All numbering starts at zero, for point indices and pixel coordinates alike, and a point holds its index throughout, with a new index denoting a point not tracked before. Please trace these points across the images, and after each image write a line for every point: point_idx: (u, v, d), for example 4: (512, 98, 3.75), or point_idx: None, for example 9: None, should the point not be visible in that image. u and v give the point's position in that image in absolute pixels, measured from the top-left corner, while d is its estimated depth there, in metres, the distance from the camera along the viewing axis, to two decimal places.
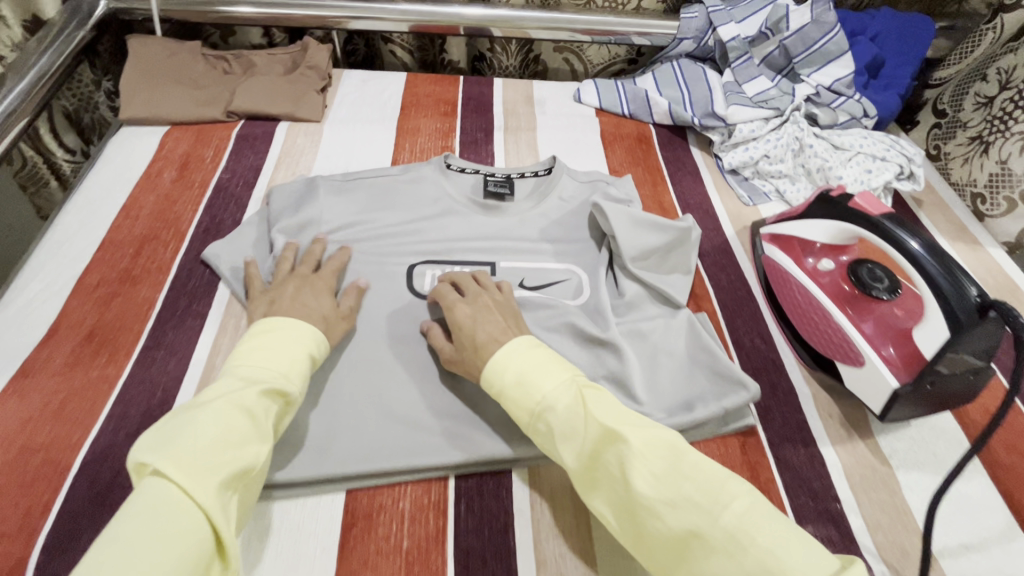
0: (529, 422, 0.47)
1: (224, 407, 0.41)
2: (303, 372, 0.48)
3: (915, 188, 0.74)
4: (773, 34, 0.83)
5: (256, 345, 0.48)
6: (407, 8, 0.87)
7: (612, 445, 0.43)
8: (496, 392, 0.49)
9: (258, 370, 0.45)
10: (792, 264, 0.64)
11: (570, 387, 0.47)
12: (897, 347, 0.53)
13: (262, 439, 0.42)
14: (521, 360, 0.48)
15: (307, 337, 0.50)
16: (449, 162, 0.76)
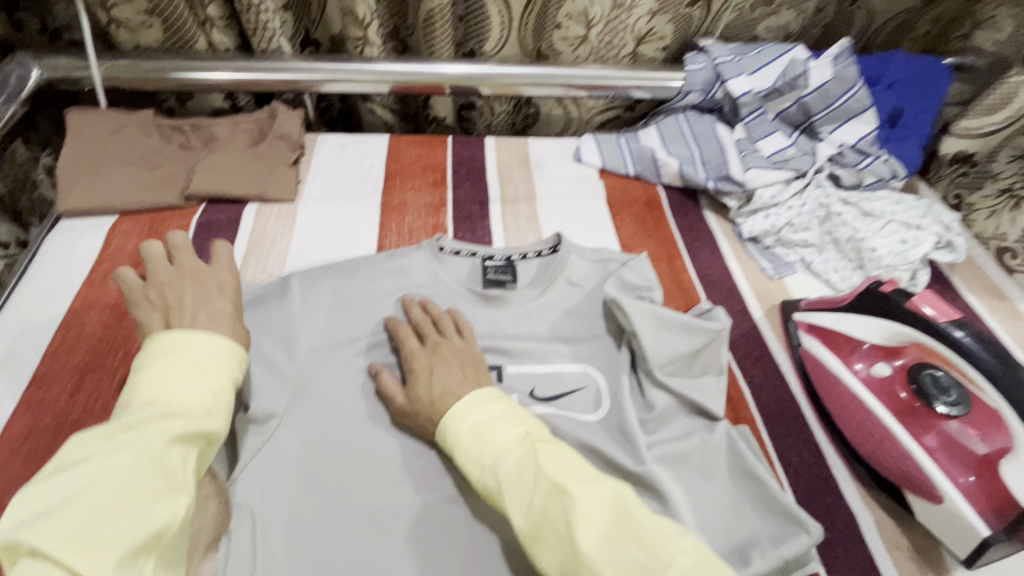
0: (480, 479, 0.44)
1: (126, 458, 0.31)
2: (227, 404, 0.39)
3: (955, 259, 0.68)
4: (790, 90, 0.76)
5: (167, 368, 0.37)
6: (387, 68, 0.80)
7: (556, 500, 0.40)
8: (450, 443, 0.47)
9: (170, 401, 0.35)
10: (841, 367, 0.57)
11: (521, 442, 0.44)
12: (978, 479, 0.48)
13: (179, 493, 0.33)
14: (479, 412, 0.47)
15: (227, 356, 0.41)
16: (442, 244, 0.67)
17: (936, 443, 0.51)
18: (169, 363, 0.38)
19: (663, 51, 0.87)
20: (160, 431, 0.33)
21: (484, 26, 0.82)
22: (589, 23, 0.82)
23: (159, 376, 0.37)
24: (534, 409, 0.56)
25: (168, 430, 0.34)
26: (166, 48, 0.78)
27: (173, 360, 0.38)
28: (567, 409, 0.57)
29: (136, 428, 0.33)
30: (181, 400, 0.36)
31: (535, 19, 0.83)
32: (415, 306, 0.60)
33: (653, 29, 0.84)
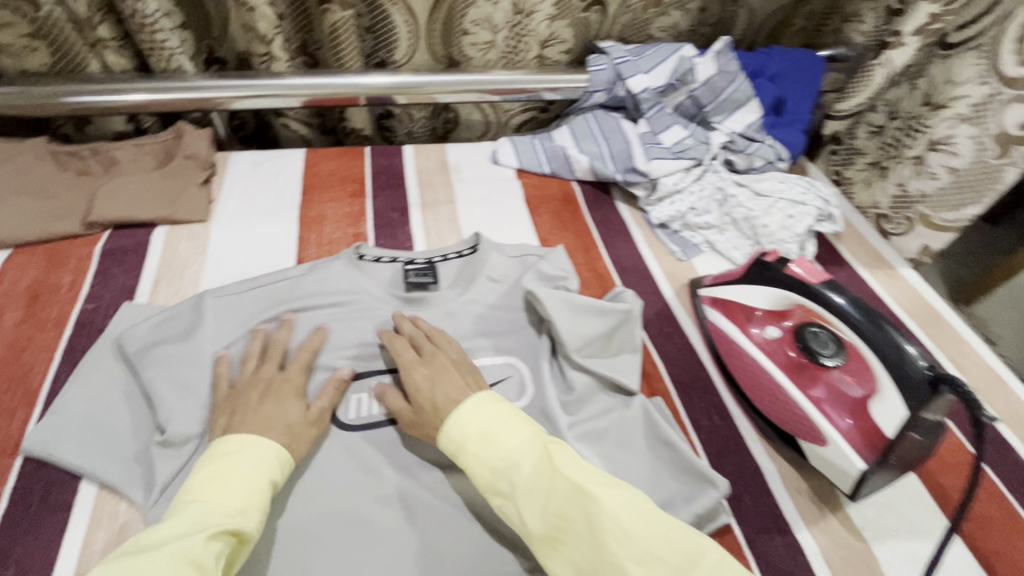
0: (490, 482, 0.45)
1: (168, 560, 0.36)
2: (263, 505, 0.43)
3: (836, 229, 0.75)
4: (681, 85, 0.82)
5: (215, 471, 0.44)
6: (297, 83, 0.80)
7: (576, 501, 0.41)
8: (456, 447, 0.47)
9: (211, 507, 0.41)
10: (737, 333, 0.62)
11: (533, 445, 0.45)
12: (855, 420, 0.52)
13: None
14: (486, 416, 0.47)
15: (272, 459, 0.46)
16: (362, 252, 0.68)
17: (824, 393, 0.55)
18: (223, 462, 0.44)
19: (567, 54, 0.92)
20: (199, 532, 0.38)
21: (391, 34, 0.83)
22: (495, 29, 0.86)
23: (210, 480, 0.43)
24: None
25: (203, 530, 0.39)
26: (56, 74, 0.75)
27: (225, 459, 0.45)
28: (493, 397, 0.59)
29: (179, 534, 0.38)
30: (220, 504, 0.41)
31: (442, 27, 0.85)
32: (409, 326, 0.60)
33: (554, 33, 0.89)
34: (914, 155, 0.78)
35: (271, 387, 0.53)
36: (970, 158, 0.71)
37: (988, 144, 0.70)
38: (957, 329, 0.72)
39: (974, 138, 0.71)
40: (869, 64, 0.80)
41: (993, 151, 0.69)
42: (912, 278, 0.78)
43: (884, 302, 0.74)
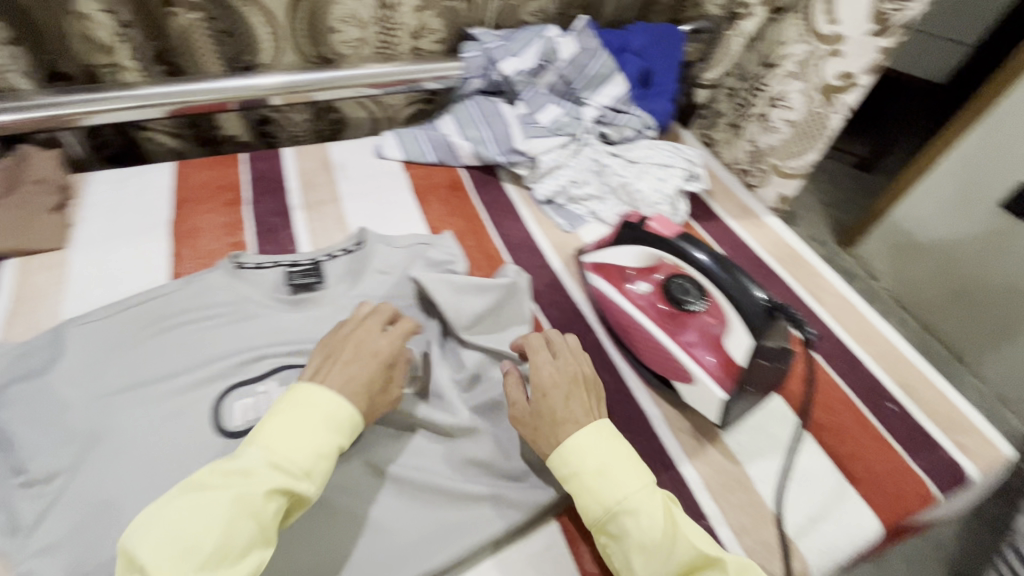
0: (601, 519, 0.46)
1: (230, 509, 0.38)
2: (326, 470, 0.43)
3: (701, 187, 0.82)
4: (550, 64, 0.85)
5: (288, 422, 0.43)
6: (153, 93, 0.76)
7: (699, 568, 0.43)
8: (570, 473, 0.48)
9: (279, 461, 0.41)
10: (615, 292, 0.65)
11: (654, 496, 0.46)
12: (716, 356, 0.57)
13: (265, 542, 0.39)
14: (607, 452, 0.48)
15: (342, 420, 0.45)
16: (241, 261, 0.66)
17: (695, 337, 0.59)
18: (294, 413, 0.43)
19: (440, 43, 0.93)
20: (262, 485, 0.40)
21: (252, 43, 0.81)
22: (363, 24, 0.85)
23: (283, 430, 0.43)
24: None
25: (266, 487, 0.40)
26: None
27: (299, 409, 0.44)
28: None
29: (248, 475, 0.40)
30: (287, 458, 0.42)
31: (306, 27, 0.82)
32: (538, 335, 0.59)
33: (423, 24, 0.89)
34: (758, 113, 0.89)
35: (366, 348, 0.51)
36: (803, 109, 0.83)
37: (815, 95, 0.81)
38: (814, 265, 0.80)
39: (804, 92, 0.82)
40: (729, 34, 0.93)
41: (819, 101, 0.81)
42: (775, 224, 0.86)
43: (751, 249, 0.82)
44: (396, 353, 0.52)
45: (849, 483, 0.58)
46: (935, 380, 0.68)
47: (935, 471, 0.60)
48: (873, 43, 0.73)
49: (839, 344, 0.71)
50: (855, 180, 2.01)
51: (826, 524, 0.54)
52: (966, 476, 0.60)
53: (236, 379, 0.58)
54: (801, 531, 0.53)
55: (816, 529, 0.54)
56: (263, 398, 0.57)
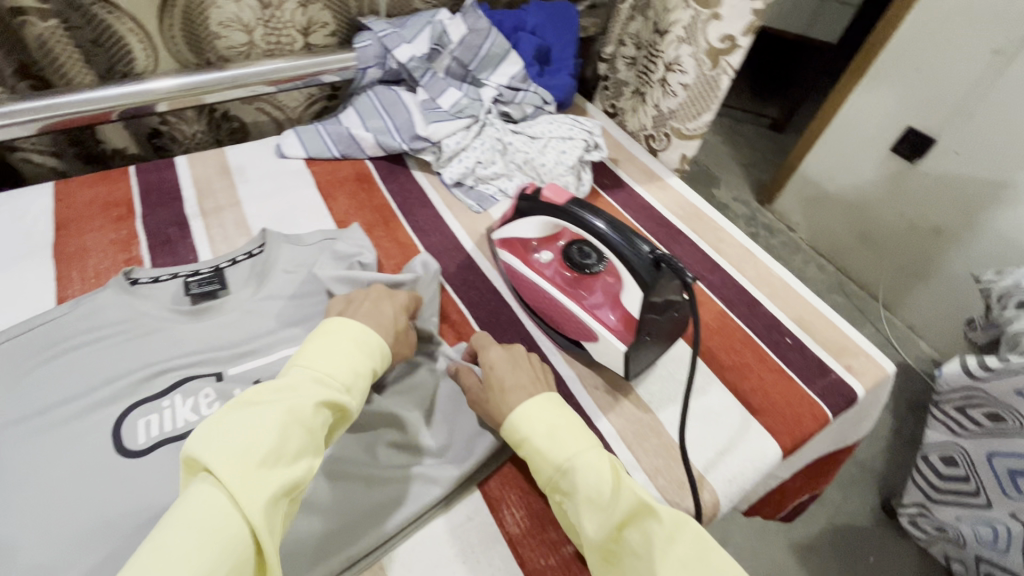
0: (553, 478, 0.48)
1: (287, 412, 0.41)
2: (362, 389, 0.48)
3: (602, 156, 0.85)
4: (442, 48, 0.85)
5: (327, 348, 0.48)
6: (17, 108, 0.70)
7: (643, 516, 0.44)
8: (522, 439, 0.50)
9: (324, 378, 0.46)
10: (521, 264, 0.66)
11: (601, 456, 0.48)
12: (616, 313, 0.60)
13: (314, 450, 0.42)
14: (556, 417, 0.50)
15: (373, 349, 0.51)
16: (135, 276, 0.64)
17: (600, 297, 0.62)
18: (334, 339, 0.49)
19: (332, 36, 0.91)
20: (312, 396, 0.43)
21: (124, 49, 0.77)
22: (249, 29, 0.83)
23: (323, 356, 0.47)
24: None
25: (316, 398, 0.43)
26: None
27: (338, 337, 0.49)
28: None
29: (299, 387, 0.44)
30: (331, 376, 0.46)
31: (182, 32, 0.79)
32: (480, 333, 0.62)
33: (312, 19, 0.87)
34: (659, 78, 0.92)
35: (384, 296, 0.58)
36: (694, 74, 0.85)
37: (703, 60, 0.83)
38: (714, 220, 0.85)
39: (693, 56, 0.84)
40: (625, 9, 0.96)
41: (708, 65, 0.83)
42: (678, 186, 0.90)
43: (658, 211, 0.85)
44: (409, 303, 0.60)
45: (752, 415, 0.62)
46: (827, 312, 0.74)
47: (828, 394, 0.65)
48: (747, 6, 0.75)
49: (741, 291, 0.75)
50: (761, 147, 2.17)
51: (732, 456, 0.58)
52: (855, 394, 0.65)
53: (135, 400, 0.55)
54: (710, 466, 0.57)
55: (723, 462, 0.58)
56: (168, 414, 0.55)
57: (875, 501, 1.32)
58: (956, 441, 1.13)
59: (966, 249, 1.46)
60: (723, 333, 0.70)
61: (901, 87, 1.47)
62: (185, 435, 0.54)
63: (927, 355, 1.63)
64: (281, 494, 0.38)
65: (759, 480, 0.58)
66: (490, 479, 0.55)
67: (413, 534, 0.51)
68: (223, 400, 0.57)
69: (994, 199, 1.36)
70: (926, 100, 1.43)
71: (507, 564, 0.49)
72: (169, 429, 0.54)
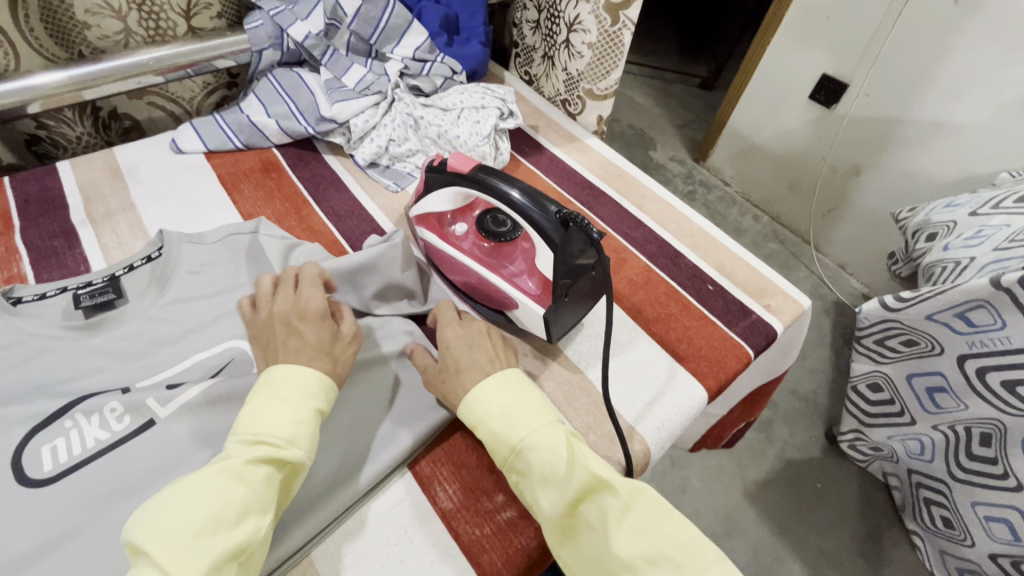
0: (507, 459, 0.47)
1: (220, 479, 0.39)
2: (309, 436, 0.45)
3: (518, 123, 0.83)
4: (339, 23, 0.81)
5: (263, 401, 0.45)
6: None
7: (597, 490, 0.43)
8: (476, 422, 0.49)
9: (261, 434, 0.43)
10: (437, 239, 0.65)
11: (557, 433, 0.47)
12: (534, 279, 0.59)
13: (260, 509, 0.40)
14: (509, 399, 0.48)
15: (314, 387, 0.47)
16: (16, 295, 0.59)
17: (521, 265, 0.61)
18: (270, 391, 0.45)
19: (219, 18, 0.85)
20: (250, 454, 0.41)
21: None
22: (120, 14, 0.76)
23: (263, 409, 0.44)
24: (178, 397, 0.55)
25: (254, 456, 0.41)
26: None
27: (274, 388, 0.46)
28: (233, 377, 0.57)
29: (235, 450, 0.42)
30: (270, 429, 0.43)
31: (42, 21, 0.71)
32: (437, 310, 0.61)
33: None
34: (564, 40, 0.91)
35: (291, 318, 0.52)
36: (596, 32, 0.85)
37: (603, 17, 0.83)
38: (635, 178, 0.86)
39: (592, 13, 0.84)
40: None
41: (608, 22, 0.83)
42: (599, 147, 0.90)
43: (579, 173, 0.85)
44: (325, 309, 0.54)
45: (679, 363, 0.63)
46: (745, 256, 0.76)
47: (750, 334, 0.67)
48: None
49: (663, 244, 0.76)
50: (689, 107, 2.21)
51: (660, 404, 0.60)
52: (774, 331, 0.68)
53: (32, 426, 0.50)
54: (639, 417, 0.58)
55: (651, 411, 0.59)
56: (75, 434, 0.50)
57: (819, 431, 1.40)
58: (877, 367, 1.21)
59: (883, 187, 1.53)
60: (648, 286, 0.71)
61: (815, 34, 1.51)
62: (99, 455, 0.50)
63: (857, 290, 1.72)
64: (224, 562, 0.37)
65: (687, 424, 0.60)
66: (422, 460, 0.54)
67: (343, 525, 0.49)
68: (134, 412, 0.53)
69: (903, 136, 1.43)
70: (837, 45, 1.47)
71: (442, 540, 0.49)
72: (79, 452, 0.50)
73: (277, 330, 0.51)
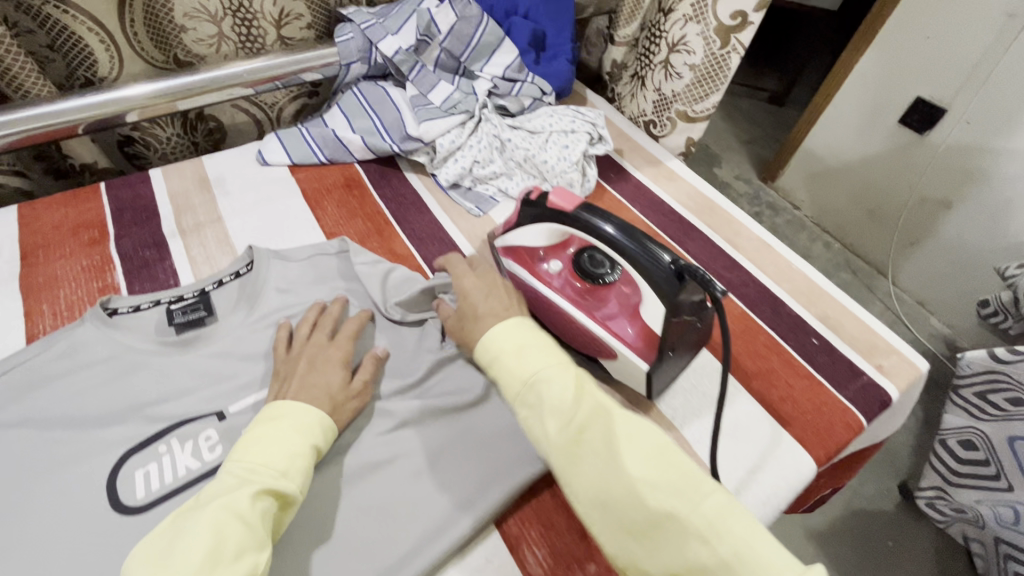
0: (518, 392, 0.45)
1: (218, 514, 0.39)
2: (304, 468, 0.45)
3: (608, 149, 0.79)
4: (431, 39, 0.79)
5: (260, 433, 0.46)
6: None
7: (602, 419, 0.42)
8: (490, 359, 0.48)
9: (256, 467, 0.43)
10: (529, 275, 0.61)
11: (566, 368, 0.46)
12: (634, 326, 0.55)
13: (256, 546, 0.40)
14: (523, 338, 0.47)
15: (314, 425, 0.48)
16: (112, 306, 0.59)
17: (615, 307, 0.58)
18: (270, 425, 0.46)
19: (309, 28, 0.83)
20: (246, 490, 0.41)
21: (83, 52, 0.70)
22: (215, 19, 0.75)
23: (260, 441, 0.45)
24: None
25: (249, 491, 0.41)
26: None
27: (272, 419, 0.47)
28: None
29: (230, 485, 0.42)
30: (265, 463, 0.44)
31: (146, 28, 0.72)
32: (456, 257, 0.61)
33: (285, 9, 0.78)
34: (660, 60, 0.89)
35: (316, 359, 0.55)
36: (703, 54, 0.84)
37: (712, 38, 0.82)
38: (728, 212, 0.80)
39: (701, 35, 0.82)
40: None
41: (717, 43, 0.82)
42: (687, 175, 0.85)
43: (666, 204, 0.80)
44: (349, 355, 0.56)
45: (784, 427, 0.58)
46: (851, 306, 0.70)
47: (862, 399, 0.61)
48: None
49: (761, 289, 0.71)
50: (758, 123, 2.10)
51: (764, 474, 0.54)
52: (889, 397, 0.61)
53: (128, 447, 0.51)
54: (741, 486, 0.53)
55: (755, 481, 0.54)
56: (167, 461, 0.50)
57: (892, 483, 1.30)
58: (973, 424, 1.10)
59: (980, 223, 1.40)
60: (746, 334, 0.65)
61: (912, 56, 1.40)
62: (187, 485, 0.49)
63: (940, 331, 1.59)
64: None
65: (793, 498, 0.54)
66: (508, 515, 0.52)
67: None
68: (227, 441, 0.53)
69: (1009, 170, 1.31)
70: (938, 69, 1.36)
71: None
72: (170, 481, 0.49)
73: (299, 365, 0.54)
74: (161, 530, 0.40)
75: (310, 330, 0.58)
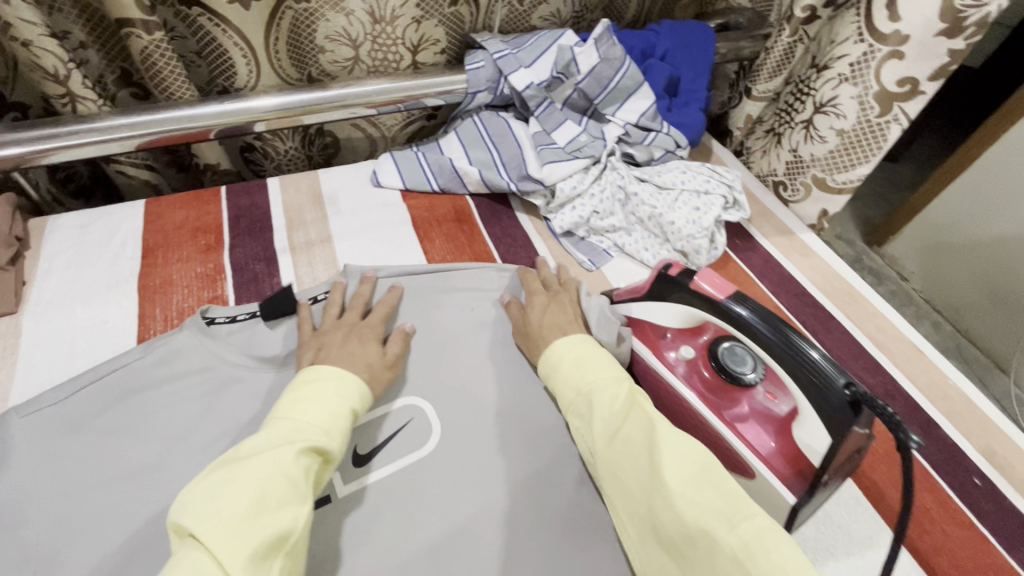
0: (573, 400, 0.48)
1: (267, 463, 0.39)
2: (344, 431, 0.45)
3: (742, 216, 0.73)
4: (566, 77, 0.76)
5: (300, 393, 0.46)
6: (130, 121, 0.65)
7: (645, 433, 0.42)
8: (552, 369, 0.51)
9: (302, 424, 0.43)
10: (653, 358, 0.55)
11: (621, 383, 0.47)
12: (779, 444, 0.48)
13: (298, 502, 0.39)
14: (582, 351, 0.51)
15: (352, 390, 0.48)
16: (210, 315, 0.57)
17: (754, 415, 0.51)
18: (311, 383, 0.46)
19: (443, 54, 0.81)
20: (293, 445, 0.41)
21: (225, 61, 0.70)
22: (355, 43, 0.74)
23: (303, 400, 0.45)
24: (363, 475, 0.49)
25: (294, 446, 0.41)
26: None
27: (311, 379, 0.47)
28: (399, 454, 0.51)
29: (276, 436, 0.42)
30: (308, 419, 0.43)
31: (287, 48, 0.72)
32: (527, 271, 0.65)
33: (424, 35, 0.77)
34: (803, 119, 0.80)
35: (354, 333, 0.54)
36: (856, 120, 0.73)
37: (870, 104, 0.71)
38: (872, 302, 0.70)
39: (856, 98, 0.72)
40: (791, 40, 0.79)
41: (875, 111, 0.71)
42: (822, 251, 0.76)
43: (799, 284, 0.72)
44: (379, 332, 0.56)
45: None
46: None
47: None
48: (942, 45, 0.63)
49: (912, 405, 0.61)
50: None
51: None
52: None
53: None
54: None
55: None
56: None
57: None
58: None
59: None
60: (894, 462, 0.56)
61: None
62: None
63: None
64: (268, 549, 0.36)
65: None
66: None
67: None
68: None
69: None
70: None
71: None
72: None
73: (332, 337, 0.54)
74: (211, 471, 0.39)
75: (342, 310, 0.58)
